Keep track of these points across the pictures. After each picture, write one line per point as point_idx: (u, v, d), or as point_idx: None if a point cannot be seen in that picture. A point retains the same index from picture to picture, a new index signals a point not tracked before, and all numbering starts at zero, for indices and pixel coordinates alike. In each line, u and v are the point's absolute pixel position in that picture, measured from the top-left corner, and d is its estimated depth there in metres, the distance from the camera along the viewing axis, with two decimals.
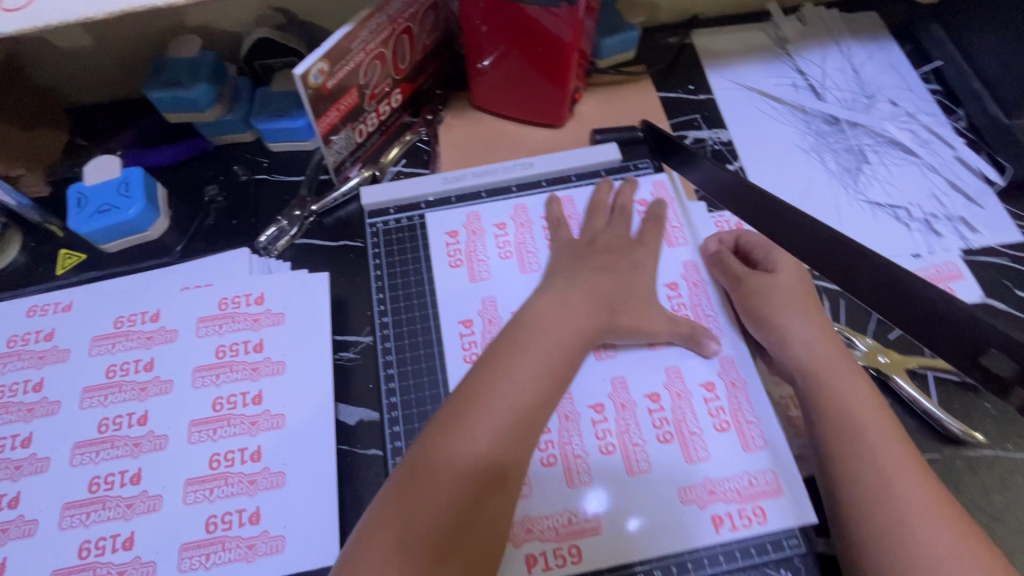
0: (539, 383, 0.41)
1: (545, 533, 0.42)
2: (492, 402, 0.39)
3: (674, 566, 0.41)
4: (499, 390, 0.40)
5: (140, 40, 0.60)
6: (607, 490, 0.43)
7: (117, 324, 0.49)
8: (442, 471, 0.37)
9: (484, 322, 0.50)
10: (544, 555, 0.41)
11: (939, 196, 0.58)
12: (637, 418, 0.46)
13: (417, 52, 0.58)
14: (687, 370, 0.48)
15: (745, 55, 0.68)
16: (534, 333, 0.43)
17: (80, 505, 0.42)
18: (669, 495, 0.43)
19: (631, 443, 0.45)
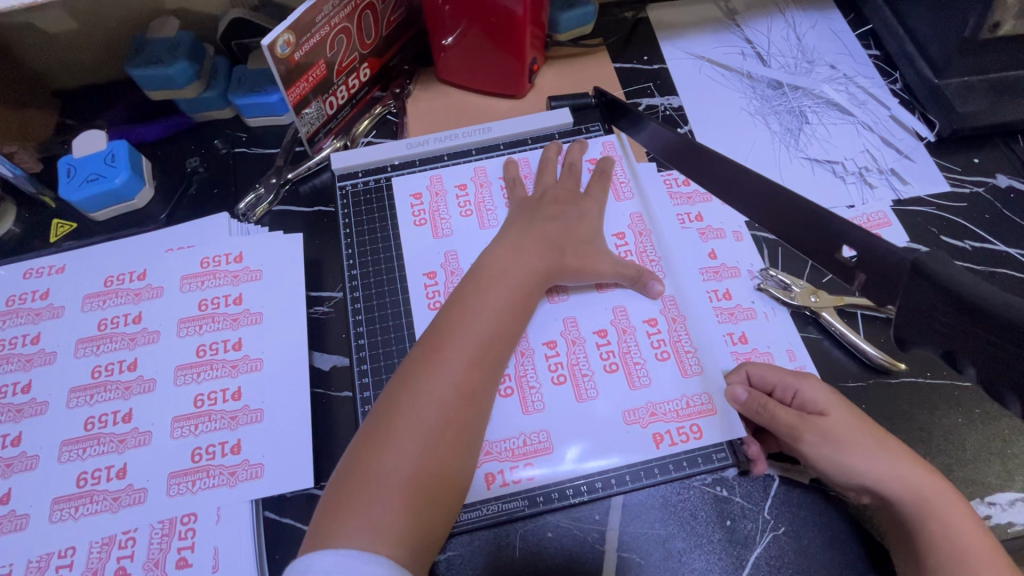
0: (492, 337, 0.44)
1: (500, 453, 0.47)
2: (451, 357, 0.42)
3: (614, 479, 0.46)
4: (456, 347, 0.42)
5: (122, 24, 0.64)
6: (557, 415, 0.48)
7: (107, 283, 0.54)
8: (425, 398, 0.40)
9: (447, 274, 0.54)
10: (501, 473, 0.46)
11: (872, 150, 0.62)
12: (587, 352, 0.51)
13: (382, 27, 0.62)
14: (632, 308, 0.53)
15: (696, 26, 0.72)
16: (483, 291, 0.46)
17: (76, 441, 0.46)
18: (615, 417, 0.48)
19: (581, 373, 0.50)
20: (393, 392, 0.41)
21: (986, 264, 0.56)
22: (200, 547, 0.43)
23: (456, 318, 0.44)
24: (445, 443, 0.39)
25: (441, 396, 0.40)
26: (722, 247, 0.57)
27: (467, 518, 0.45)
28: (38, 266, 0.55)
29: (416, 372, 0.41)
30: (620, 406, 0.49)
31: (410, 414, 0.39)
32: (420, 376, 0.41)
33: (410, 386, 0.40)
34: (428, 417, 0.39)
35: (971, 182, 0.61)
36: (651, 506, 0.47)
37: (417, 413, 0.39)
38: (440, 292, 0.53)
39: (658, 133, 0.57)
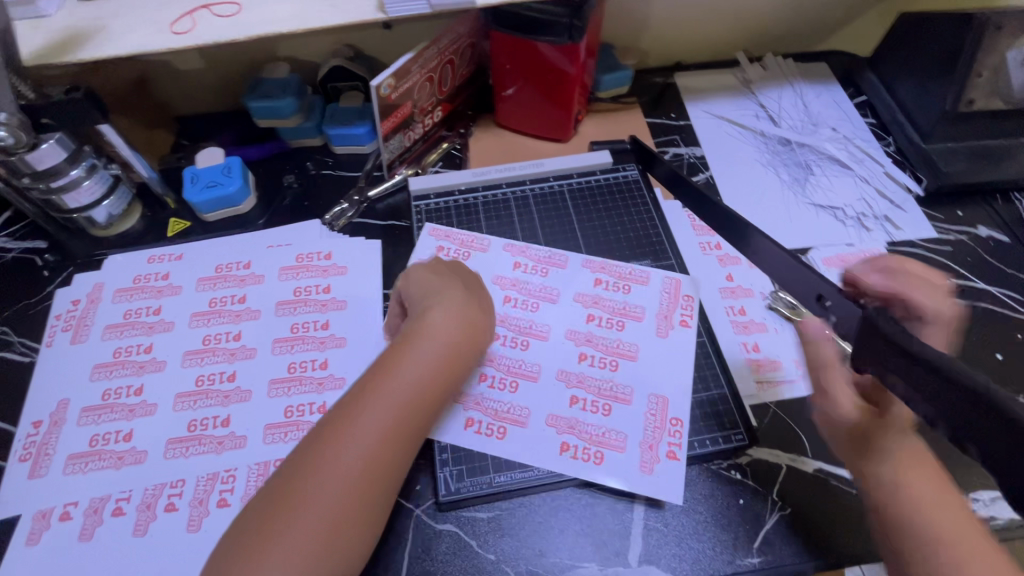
0: (416, 399, 0.44)
1: (562, 424, 0.55)
2: (371, 408, 0.42)
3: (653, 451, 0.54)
4: (382, 400, 0.43)
5: (242, 65, 0.78)
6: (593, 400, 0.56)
7: (217, 270, 0.64)
8: (349, 446, 0.40)
9: (509, 281, 0.64)
10: (575, 446, 0.54)
11: (869, 200, 0.72)
12: (591, 374, 0.58)
13: (456, 79, 0.75)
14: (575, 321, 0.61)
15: (717, 92, 0.85)
16: (403, 352, 0.46)
17: (189, 394, 0.55)
18: (677, 404, 0.57)
19: (607, 389, 0.57)
20: (307, 444, 0.41)
21: (969, 298, 0.65)
22: None
23: (379, 378, 0.44)
24: (354, 503, 0.40)
25: (363, 448, 0.41)
26: (739, 272, 0.66)
27: (499, 482, 0.53)
28: (160, 253, 0.66)
29: (344, 416, 0.42)
30: (673, 397, 0.57)
31: (328, 458, 0.40)
32: (340, 435, 0.41)
33: (331, 433, 0.41)
34: (339, 476, 0.40)
35: (956, 230, 0.70)
36: None
37: (331, 471, 0.39)
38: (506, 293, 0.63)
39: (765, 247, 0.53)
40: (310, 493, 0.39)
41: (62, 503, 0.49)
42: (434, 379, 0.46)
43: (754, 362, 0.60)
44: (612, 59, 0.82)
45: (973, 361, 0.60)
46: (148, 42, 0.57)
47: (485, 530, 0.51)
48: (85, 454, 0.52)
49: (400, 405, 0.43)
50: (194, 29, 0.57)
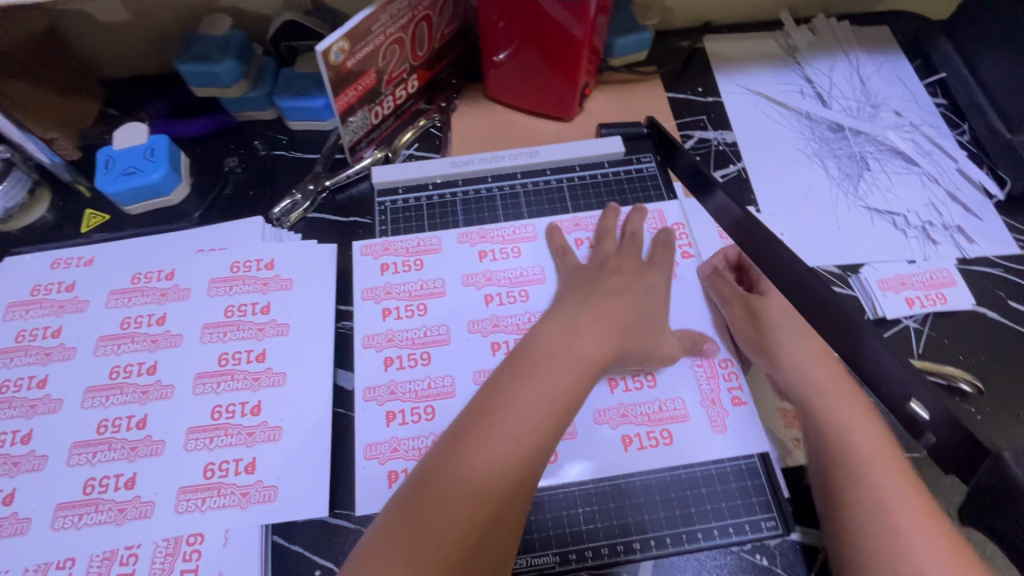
0: (528, 436, 0.37)
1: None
2: (478, 453, 0.36)
3: (668, 539, 0.43)
4: (493, 443, 0.37)
5: (174, 18, 0.64)
6: (591, 462, 0.45)
7: (134, 280, 0.52)
8: (449, 499, 0.35)
9: (482, 278, 0.52)
10: (638, 436, 0.46)
11: (936, 204, 0.59)
12: (632, 400, 0.47)
13: (435, 40, 0.60)
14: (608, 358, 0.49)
15: (754, 61, 0.70)
16: (524, 380, 0.39)
17: (87, 445, 0.44)
18: (688, 399, 0.48)
19: (652, 415, 0.47)
20: (431, 465, 0.37)
21: None
22: (205, 571, 0.40)
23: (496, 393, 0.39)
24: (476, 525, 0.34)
25: (462, 504, 0.35)
26: None
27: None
28: (67, 256, 0.54)
29: (452, 462, 0.36)
30: (684, 395, 0.48)
31: (432, 512, 0.35)
32: (457, 455, 0.36)
33: (441, 478, 0.36)
34: (461, 500, 0.35)
35: None
36: (686, 573, 0.43)
37: (449, 499, 0.35)
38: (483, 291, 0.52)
39: (724, 204, 0.50)
40: (433, 519, 0.34)
41: None
42: (559, 392, 0.39)
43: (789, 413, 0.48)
44: (629, 18, 0.67)
45: None
46: None
47: None
48: None
49: (515, 444, 0.37)
50: None
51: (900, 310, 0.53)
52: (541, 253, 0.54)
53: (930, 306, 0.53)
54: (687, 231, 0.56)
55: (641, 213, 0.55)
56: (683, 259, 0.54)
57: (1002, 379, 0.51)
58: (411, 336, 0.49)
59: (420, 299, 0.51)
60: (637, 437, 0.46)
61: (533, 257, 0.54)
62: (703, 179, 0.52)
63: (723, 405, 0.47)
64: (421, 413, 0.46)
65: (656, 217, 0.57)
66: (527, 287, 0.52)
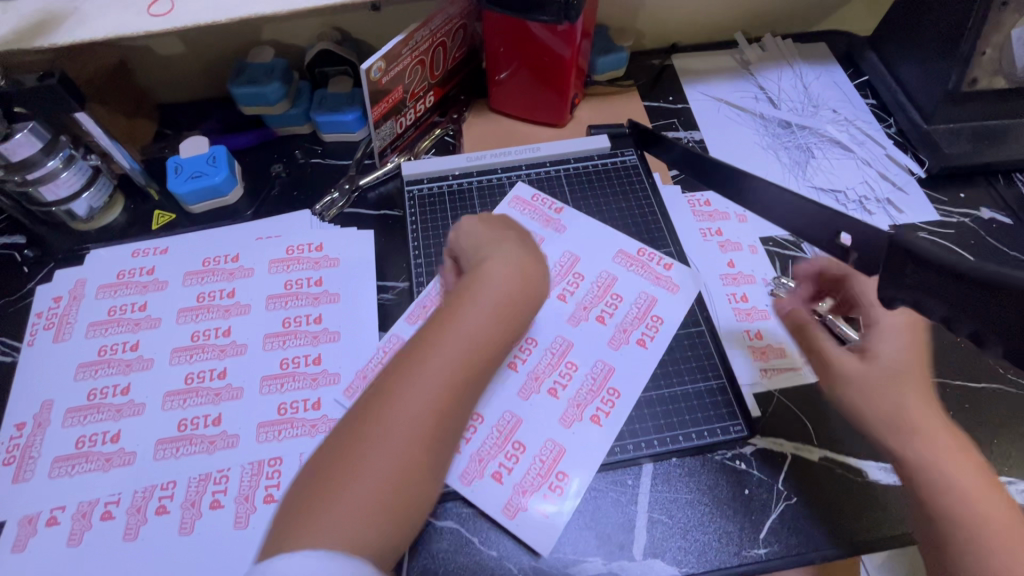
0: (468, 357, 0.41)
1: (545, 372, 0.55)
2: (424, 369, 0.39)
3: (661, 442, 0.53)
4: (437, 361, 0.40)
5: (225, 51, 0.75)
6: (595, 391, 0.55)
7: (205, 263, 0.62)
8: (403, 409, 0.37)
9: None
10: (630, 365, 0.56)
11: (870, 182, 0.71)
12: (622, 336, 0.58)
13: (448, 62, 0.72)
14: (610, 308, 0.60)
15: (714, 74, 0.83)
16: (454, 314, 0.42)
17: (178, 393, 0.53)
18: (666, 330, 0.59)
19: (640, 341, 0.58)
20: (366, 404, 0.38)
21: None
22: (284, 487, 0.49)
23: (432, 338, 0.41)
24: (417, 453, 0.37)
25: (416, 405, 0.38)
26: (740, 258, 0.65)
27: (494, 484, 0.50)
28: (145, 247, 0.63)
29: (399, 377, 0.39)
30: (664, 330, 0.59)
31: (388, 418, 0.37)
32: (401, 381, 0.39)
33: (389, 392, 0.38)
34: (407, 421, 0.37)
35: (958, 213, 0.69)
36: (679, 473, 0.52)
37: (395, 420, 0.37)
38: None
39: (747, 194, 0.59)
40: (379, 438, 0.37)
41: (49, 508, 0.48)
42: (489, 322, 0.42)
43: (757, 350, 0.58)
44: (608, 40, 0.80)
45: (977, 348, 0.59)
46: (123, 27, 0.53)
47: (487, 524, 0.50)
48: (71, 457, 0.50)
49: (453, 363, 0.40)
50: (173, 10, 0.54)
51: None
52: (552, 232, 0.64)
53: None
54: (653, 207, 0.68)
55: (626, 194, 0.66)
56: (654, 229, 0.66)
57: None
58: (436, 302, 0.59)
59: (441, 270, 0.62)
60: (629, 365, 0.56)
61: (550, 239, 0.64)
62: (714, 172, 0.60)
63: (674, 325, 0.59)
64: None
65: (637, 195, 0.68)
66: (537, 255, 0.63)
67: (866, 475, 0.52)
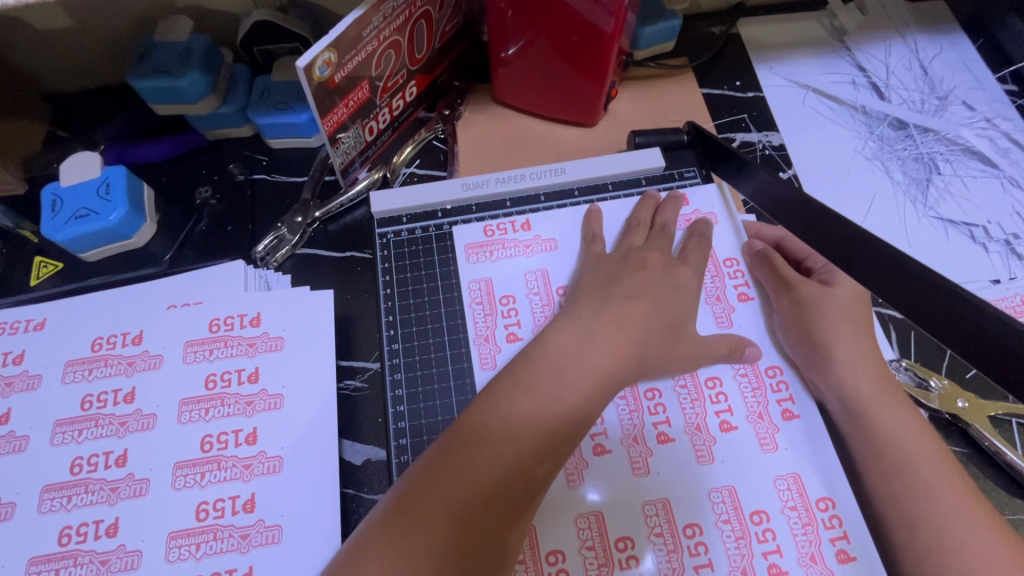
0: (594, 373, 0.35)
1: (609, 478, 0.38)
2: (539, 378, 0.35)
3: None
4: (551, 372, 0.35)
5: (125, 22, 0.54)
6: (649, 548, 0.37)
7: (94, 347, 0.44)
8: (499, 427, 0.33)
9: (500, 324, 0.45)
10: (696, 511, 0.37)
11: (1022, 212, 0.51)
12: (680, 451, 0.39)
13: (435, 40, 0.51)
14: (661, 402, 0.41)
15: (797, 48, 0.61)
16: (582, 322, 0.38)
17: (47, 561, 0.38)
18: (746, 448, 0.39)
19: (705, 457, 0.39)
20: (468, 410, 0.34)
21: None
22: None
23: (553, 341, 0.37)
24: (509, 477, 0.32)
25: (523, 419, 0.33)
26: None
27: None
28: (10, 320, 0.45)
29: (514, 379, 0.35)
30: (743, 451, 0.39)
31: (485, 429, 0.33)
32: (506, 394, 0.34)
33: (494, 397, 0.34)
34: (503, 438, 0.32)
35: None
36: None
37: (481, 438, 0.32)
38: (504, 324, 0.45)
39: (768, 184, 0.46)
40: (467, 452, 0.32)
41: None
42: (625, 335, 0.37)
43: None
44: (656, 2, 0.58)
45: None
46: None
47: None
48: None
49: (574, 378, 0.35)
50: None
51: None
52: (544, 255, 0.48)
53: None
54: (744, 267, 0.46)
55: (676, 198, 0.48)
56: (739, 301, 0.44)
57: None
58: (434, 418, 0.43)
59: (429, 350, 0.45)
60: (697, 509, 0.37)
61: (556, 275, 0.47)
62: (737, 159, 0.48)
63: (827, 563, 0.36)
64: None
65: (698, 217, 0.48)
66: (553, 298, 0.46)
67: None
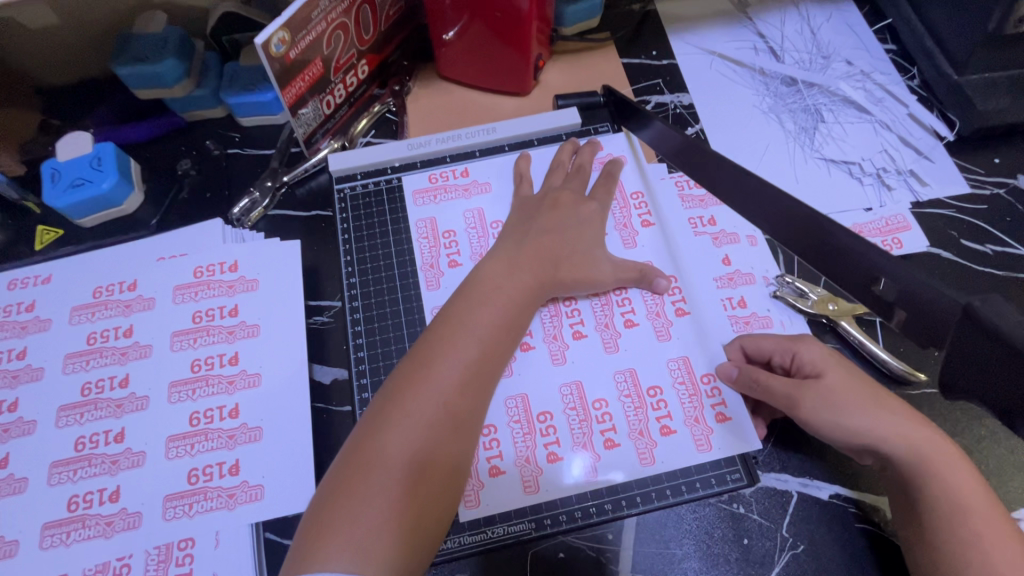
0: (486, 345, 0.42)
1: (534, 362, 0.48)
2: (444, 359, 0.40)
3: (652, 493, 0.44)
4: (452, 354, 0.41)
5: (107, 17, 0.61)
6: (565, 416, 0.46)
7: (96, 294, 0.51)
8: (416, 410, 0.38)
9: (440, 260, 0.53)
10: (604, 391, 0.47)
11: (890, 150, 0.60)
12: (591, 343, 0.49)
13: (381, 22, 0.59)
14: (578, 306, 0.50)
15: (706, 19, 0.69)
16: (476, 305, 0.44)
17: (66, 463, 0.44)
18: (646, 340, 0.49)
19: (610, 344, 0.49)
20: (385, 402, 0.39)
21: (1006, 269, 0.54)
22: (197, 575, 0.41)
23: (449, 324, 0.42)
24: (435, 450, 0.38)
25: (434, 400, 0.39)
26: (737, 253, 0.54)
27: (472, 539, 0.43)
28: (22, 275, 0.52)
29: (419, 367, 0.40)
30: (645, 345, 0.49)
31: (408, 415, 0.38)
32: (418, 381, 0.39)
33: (408, 386, 0.39)
34: (422, 421, 0.38)
35: (992, 183, 0.59)
36: (667, 526, 0.44)
37: (404, 425, 0.37)
38: (447, 254, 0.53)
39: (665, 132, 0.55)
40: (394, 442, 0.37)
41: None
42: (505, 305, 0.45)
43: None
44: None
45: None
46: None
47: None
48: None
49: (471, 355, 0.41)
50: None
51: None
52: (481, 197, 0.56)
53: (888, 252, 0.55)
54: (646, 199, 0.56)
55: (591, 147, 0.56)
56: (643, 227, 0.55)
57: None
58: (395, 338, 0.50)
59: (384, 290, 0.52)
60: (604, 389, 0.47)
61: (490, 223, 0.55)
62: (639, 111, 0.57)
63: (707, 423, 0.46)
64: None
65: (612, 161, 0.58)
66: (488, 231, 0.54)
67: (885, 513, 0.44)
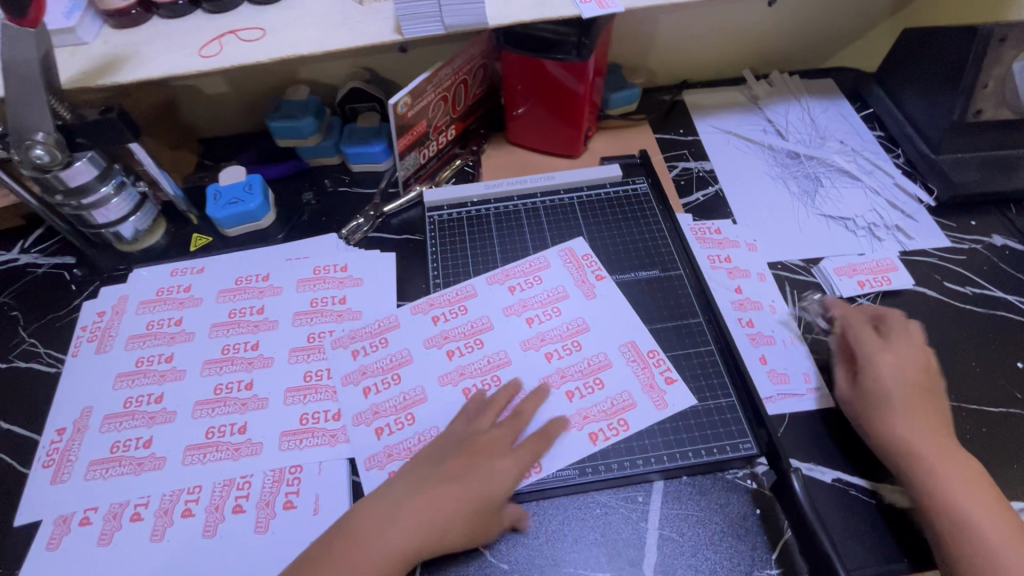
0: (472, 500, 0.48)
1: (573, 375, 0.58)
2: (432, 499, 0.47)
3: (675, 455, 0.53)
4: (441, 496, 0.47)
5: (264, 89, 0.81)
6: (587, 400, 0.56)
7: (237, 282, 0.66)
8: (385, 536, 0.46)
9: (502, 276, 0.66)
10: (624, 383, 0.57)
11: (879, 210, 0.72)
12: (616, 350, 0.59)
13: (469, 98, 0.77)
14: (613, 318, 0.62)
15: (725, 108, 0.86)
16: (484, 456, 0.50)
17: (208, 402, 0.56)
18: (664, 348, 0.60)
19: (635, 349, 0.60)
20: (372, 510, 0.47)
21: (984, 306, 0.64)
22: (303, 494, 0.51)
23: (460, 462, 0.49)
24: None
25: (398, 535, 0.46)
26: (748, 284, 0.66)
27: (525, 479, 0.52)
28: (183, 266, 0.68)
29: (413, 497, 0.47)
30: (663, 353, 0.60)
31: (371, 540, 0.45)
32: (401, 510, 0.47)
33: (395, 510, 0.47)
34: (382, 551, 0.45)
35: (969, 239, 0.70)
36: (689, 489, 0.53)
37: (366, 548, 0.45)
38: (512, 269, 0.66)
39: None
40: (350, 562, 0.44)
41: (83, 509, 0.51)
42: (507, 480, 0.50)
43: (774, 374, 0.59)
44: (620, 78, 0.84)
45: (991, 371, 0.59)
46: (177, 65, 0.60)
47: (498, 538, 0.51)
48: (106, 460, 0.53)
49: (451, 509, 0.47)
50: (220, 52, 0.61)
51: (854, 290, 0.65)
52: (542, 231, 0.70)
53: (878, 287, 0.65)
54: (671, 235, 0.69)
55: None
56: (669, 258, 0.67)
57: (940, 342, 0.61)
58: (462, 331, 0.61)
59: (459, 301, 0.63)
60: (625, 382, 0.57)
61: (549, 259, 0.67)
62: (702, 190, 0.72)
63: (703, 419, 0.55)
64: (472, 344, 0.60)
65: (648, 207, 0.72)
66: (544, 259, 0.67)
67: (882, 497, 0.51)
